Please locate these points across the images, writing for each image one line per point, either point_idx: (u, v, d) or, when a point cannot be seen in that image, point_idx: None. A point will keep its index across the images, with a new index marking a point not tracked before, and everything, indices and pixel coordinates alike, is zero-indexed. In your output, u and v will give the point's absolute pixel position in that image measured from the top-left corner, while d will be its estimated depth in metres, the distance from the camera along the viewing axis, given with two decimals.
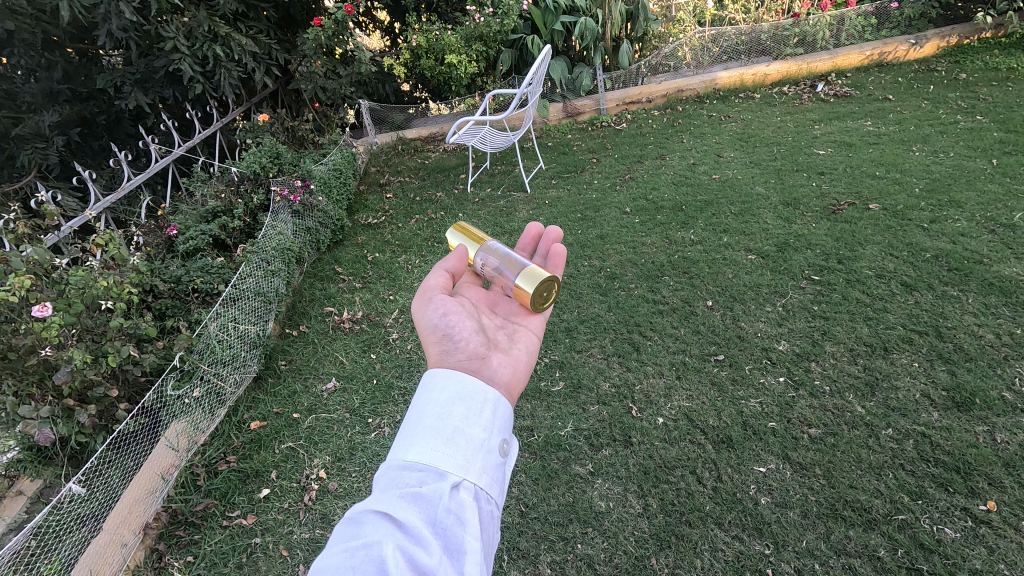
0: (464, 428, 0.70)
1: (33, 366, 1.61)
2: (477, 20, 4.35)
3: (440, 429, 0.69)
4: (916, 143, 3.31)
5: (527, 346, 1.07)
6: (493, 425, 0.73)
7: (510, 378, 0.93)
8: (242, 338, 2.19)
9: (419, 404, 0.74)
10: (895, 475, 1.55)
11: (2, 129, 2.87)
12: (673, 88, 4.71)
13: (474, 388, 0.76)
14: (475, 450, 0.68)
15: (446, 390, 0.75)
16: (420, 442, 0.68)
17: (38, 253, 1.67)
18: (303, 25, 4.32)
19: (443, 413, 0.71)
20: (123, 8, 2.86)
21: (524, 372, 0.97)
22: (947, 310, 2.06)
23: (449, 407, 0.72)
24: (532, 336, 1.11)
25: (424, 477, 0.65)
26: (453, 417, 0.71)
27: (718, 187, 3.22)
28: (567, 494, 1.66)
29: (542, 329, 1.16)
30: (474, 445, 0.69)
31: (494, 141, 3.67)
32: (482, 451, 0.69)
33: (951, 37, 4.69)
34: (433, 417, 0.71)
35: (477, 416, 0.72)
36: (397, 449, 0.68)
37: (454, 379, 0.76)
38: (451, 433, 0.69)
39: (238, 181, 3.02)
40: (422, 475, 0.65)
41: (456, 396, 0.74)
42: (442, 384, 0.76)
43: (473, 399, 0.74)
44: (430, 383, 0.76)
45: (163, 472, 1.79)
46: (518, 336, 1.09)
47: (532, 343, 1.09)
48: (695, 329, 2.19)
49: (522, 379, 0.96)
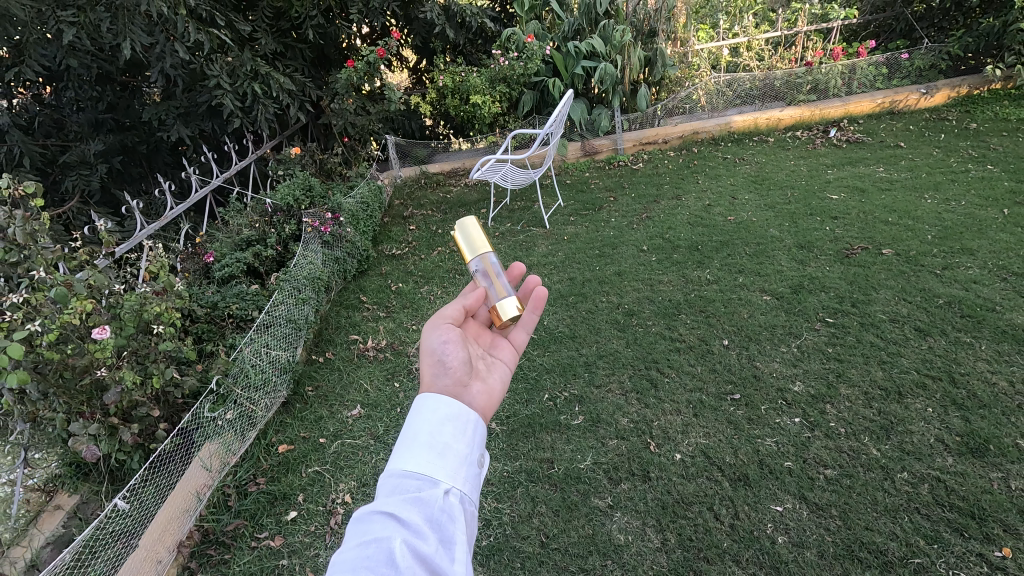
0: (452, 443, 0.77)
1: (87, 385, 1.70)
2: (502, 63, 4.57)
3: (432, 444, 0.76)
4: (927, 191, 3.38)
5: (503, 375, 1.12)
6: (474, 441, 0.80)
7: (485, 403, 0.99)
8: (274, 363, 2.28)
9: (413, 421, 0.80)
10: (911, 519, 1.59)
11: (51, 156, 3.07)
12: (688, 130, 4.85)
13: (461, 409, 0.83)
14: (461, 462, 0.76)
15: (436, 411, 0.81)
16: (415, 455, 0.74)
17: (97, 277, 1.77)
18: (336, 63, 4.55)
19: (435, 431, 0.78)
20: (177, 48, 3.06)
21: (499, 396, 1.03)
22: (960, 356, 2.11)
23: (440, 426, 0.79)
24: (506, 366, 1.17)
25: (421, 484, 0.71)
26: (443, 434, 0.78)
27: (733, 229, 3.30)
28: (587, 526, 1.70)
29: (515, 363, 1.22)
30: (460, 458, 0.76)
31: (515, 178, 3.77)
32: (466, 463, 0.76)
33: (961, 87, 4.81)
34: (426, 434, 0.77)
35: (464, 434, 0.80)
36: (395, 459, 0.74)
37: (443, 401, 0.83)
38: (442, 448, 0.76)
39: (272, 212, 3.16)
40: (419, 482, 0.71)
41: (445, 416, 0.81)
42: (433, 404, 0.82)
43: (459, 418, 0.81)
44: (421, 403, 0.82)
45: (197, 491, 1.87)
46: (496, 364, 1.15)
47: (507, 372, 1.15)
48: (712, 366, 2.25)
49: (497, 406, 1.01)
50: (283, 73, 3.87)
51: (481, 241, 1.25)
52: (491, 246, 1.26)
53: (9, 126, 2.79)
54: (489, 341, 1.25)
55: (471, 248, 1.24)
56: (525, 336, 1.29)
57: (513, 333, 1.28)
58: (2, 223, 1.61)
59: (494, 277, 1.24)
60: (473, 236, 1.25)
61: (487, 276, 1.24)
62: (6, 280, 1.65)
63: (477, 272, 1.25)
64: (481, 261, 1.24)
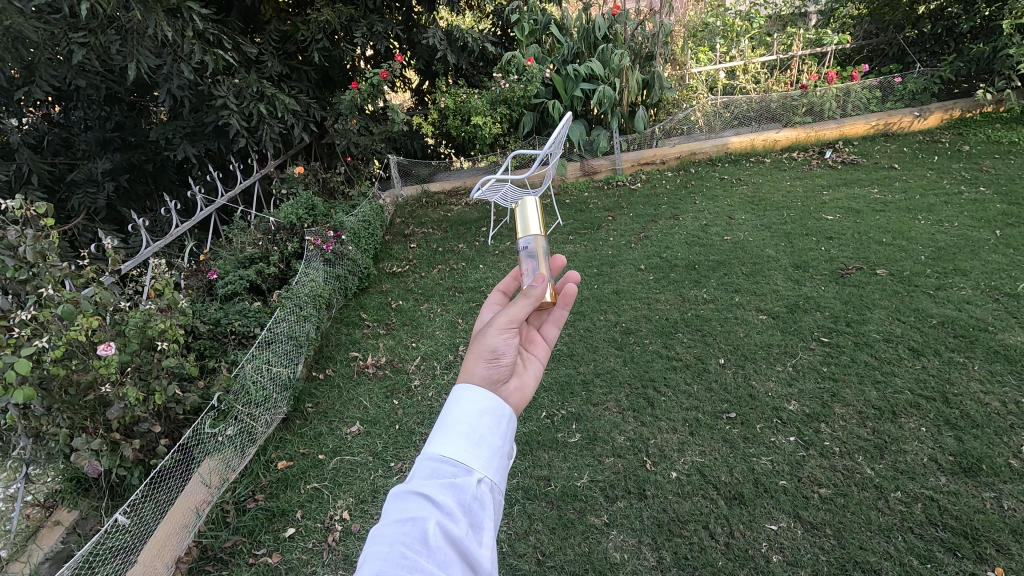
0: (487, 436, 0.81)
1: (90, 401, 1.72)
2: (503, 85, 4.67)
3: (468, 434, 0.80)
4: (921, 212, 3.43)
5: (537, 370, 1.17)
6: (507, 435, 0.84)
7: (519, 400, 1.05)
8: (275, 379, 2.30)
9: (450, 409, 0.83)
10: (904, 538, 1.60)
11: (59, 174, 3.13)
12: (686, 151, 4.93)
13: (496, 402, 0.86)
14: (493, 453, 0.79)
15: (476, 401, 0.84)
16: (452, 442, 0.78)
17: (104, 294, 1.80)
18: (340, 85, 4.65)
19: (471, 422, 0.81)
20: (184, 69, 3.13)
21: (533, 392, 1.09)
22: (953, 376, 2.13)
23: (477, 417, 0.82)
24: (541, 362, 1.22)
25: (456, 470, 0.75)
26: (479, 426, 0.82)
27: (730, 249, 3.34)
28: (583, 544, 1.71)
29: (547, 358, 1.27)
30: (492, 449, 0.80)
31: (515, 197, 3.82)
32: (498, 454, 0.80)
33: (954, 110, 4.90)
34: (464, 423, 0.81)
35: (498, 426, 0.83)
36: (432, 445, 0.78)
37: (480, 394, 0.86)
38: (477, 438, 0.80)
39: (275, 230, 3.21)
40: (454, 469, 0.75)
41: (483, 407, 0.84)
42: (472, 395, 0.85)
43: (495, 410, 0.85)
44: (459, 393, 0.86)
45: (197, 507, 1.88)
46: (531, 360, 1.20)
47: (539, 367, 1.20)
48: (709, 385, 2.27)
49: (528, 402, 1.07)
50: (289, 94, 3.96)
51: (536, 223, 1.33)
52: (544, 233, 1.34)
53: (19, 145, 2.84)
54: (524, 335, 1.29)
55: (524, 228, 1.33)
56: (556, 331, 1.35)
57: (547, 326, 1.34)
58: (14, 241, 1.66)
59: (539, 260, 1.31)
60: (531, 218, 1.31)
61: (533, 259, 1.31)
62: (15, 297, 1.70)
63: (525, 252, 1.32)
64: (531, 241, 1.31)
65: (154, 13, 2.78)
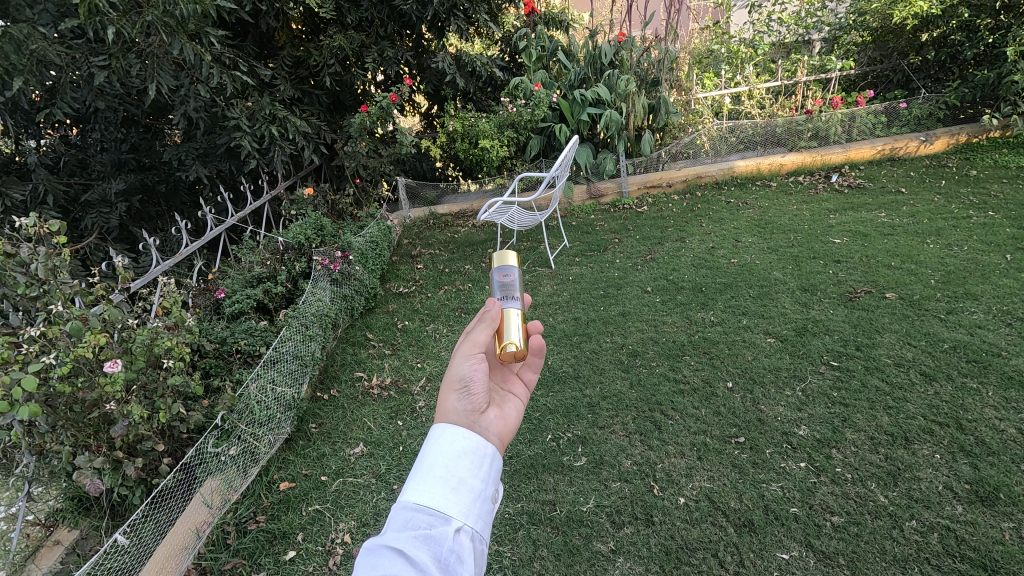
0: (467, 478, 0.81)
1: (94, 418, 1.72)
2: (511, 110, 4.76)
3: (446, 478, 0.80)
4: (930, 236, 3.42)
5: (517, 405, 1.16)
6: (488, 477, 0.84)
7: (502, 428, 1.04)
8: (279, 400, 2.27)
9: (428, 454, 0.83)
10: (920, 570, 1.55)
11: (73, 195, 3.16)
12: (692, 174, 4.97)
13: (477, 442, 0.87)
14: (474, 498, 0.79)
15: (455, 444, 0.85)
16: (430, 489, 0.78)
17: (112, 310, 1.82)
18: (350, 108, 4.73)
19: (450, 465, 0.82)
20: (197, 90, 3.19)
21: (516, 420, 1.09)
22: (967, 403, 2.08)
23: (456, 460, 0.83)
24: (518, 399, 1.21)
25: (432, 520, 0.75)
26: (458, 468, 0.82)
27: (737, 272, 3.33)
28: (588, 571, 1.67)
29: (524, 398, 1.25)
30: (472, 493, 0.80)
31: (522, 220, 3.82)
32: (478, 499, 0.80)
33: (960, 136, 4.93)
34: (442, 468, 0.81)
35: (478, 469, 0.84)
36: (409, 492, 0.77)
37: (459, 434, 0.87)
38: (456, 482, 0.80)
39: (283, 250, 3.23)
40: (431, 518, 0.75)
41: (462, 449, 0.85)
42: (451, 438, 0.86)
43: (474, 452, 0.85)
44: (439, 435, 0.86)
45: (197, 529, 1.85)
46: (509, 397, 1.19)
47: (519, 404, 1.18)
48: (716, 410, 2.23)
49: (512, 430, 1.06)
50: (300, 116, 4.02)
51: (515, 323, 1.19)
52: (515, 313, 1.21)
53: (36, 165, 2.89)
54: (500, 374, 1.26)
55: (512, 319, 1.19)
56: (535, 374, 1.32)
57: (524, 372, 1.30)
58: (26, 259, 1.69)
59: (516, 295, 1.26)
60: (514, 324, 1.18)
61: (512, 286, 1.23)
62: (25, 313, 1.72)
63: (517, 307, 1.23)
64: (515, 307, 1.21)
65: (176, 36, 2.86)
